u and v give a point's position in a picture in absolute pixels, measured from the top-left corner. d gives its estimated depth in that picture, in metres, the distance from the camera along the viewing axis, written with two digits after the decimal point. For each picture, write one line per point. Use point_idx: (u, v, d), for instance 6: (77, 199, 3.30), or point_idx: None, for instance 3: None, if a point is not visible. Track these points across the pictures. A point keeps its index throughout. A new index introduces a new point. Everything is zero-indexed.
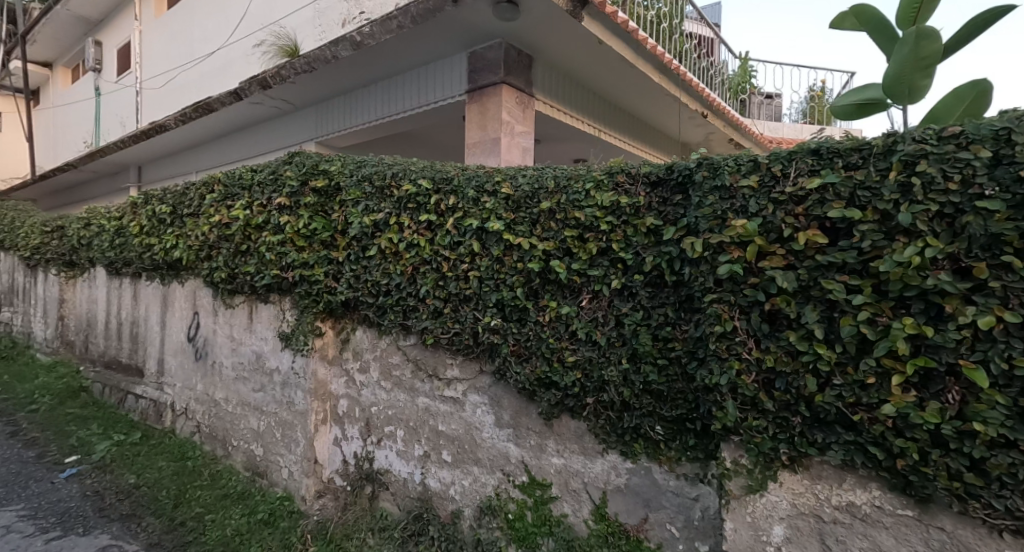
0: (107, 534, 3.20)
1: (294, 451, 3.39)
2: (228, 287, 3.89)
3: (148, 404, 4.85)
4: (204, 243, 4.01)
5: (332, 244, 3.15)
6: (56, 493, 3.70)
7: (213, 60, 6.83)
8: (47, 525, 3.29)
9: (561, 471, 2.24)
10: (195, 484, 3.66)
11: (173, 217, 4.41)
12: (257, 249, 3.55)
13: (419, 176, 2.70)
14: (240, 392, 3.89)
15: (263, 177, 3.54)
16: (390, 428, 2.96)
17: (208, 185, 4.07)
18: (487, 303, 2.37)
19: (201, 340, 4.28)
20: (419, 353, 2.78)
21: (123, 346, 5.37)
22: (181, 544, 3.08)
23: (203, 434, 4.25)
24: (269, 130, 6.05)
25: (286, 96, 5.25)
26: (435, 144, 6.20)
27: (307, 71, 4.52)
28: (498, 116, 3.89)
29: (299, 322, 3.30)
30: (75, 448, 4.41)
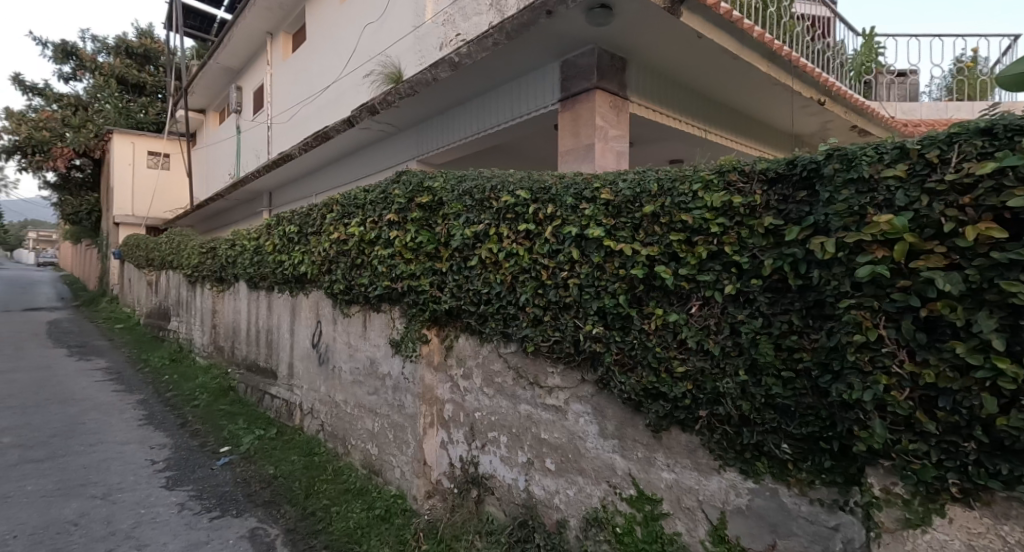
0: (254, 517, 3.64)
1: (406, 452, 3.61)
2: (346, 298, 4.27)
3: (281, 403, 5.47)
4: (325, 258, 4.45)
5: (436, 255, 3.31)
6: (213, 478, 4.29)
7: (329, 93, 7.60)
8: (209, 505, 3.81)
9: (672, 486, 2.12)
10: (321, 478, 4.04)
11: (300, 236, 4.95)
12: (369, 262, 3.85)
13: (517, 187, 2.76)
14: (356, 395, 4.23)
15: (374, 196, 3.85)
16: (494, 433, 3.02)
17: (328, 206, 4.50)
18: (588, 310, 2.34)
19: (323, 345, 4.73)
20: (519, 360, 2.82)
21: (261, 351, 6.11)
22: (313, 531, 3.40)
23: (326, 433, 4.68)
24: (376, 153, 6.58)
25: (391, 120, 5.68)
26: (527, 155, 6.32)
27: (410, 95, 4.85)
28: (592, 121, 3.85)
29: (408, 329, 3.53)
30: (226, 440, 5.10)
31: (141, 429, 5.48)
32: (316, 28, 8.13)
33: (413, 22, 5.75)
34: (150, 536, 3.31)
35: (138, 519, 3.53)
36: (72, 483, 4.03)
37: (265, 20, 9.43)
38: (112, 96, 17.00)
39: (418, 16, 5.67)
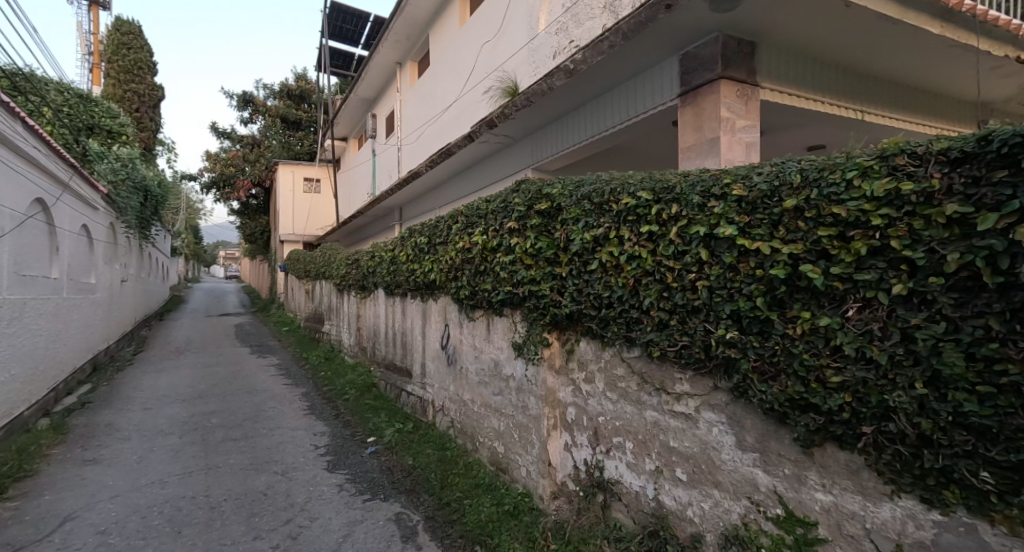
0: (399, 502, 4.03)
1: (531, 452, 3.73)
2: (471, 302, 4.54)
3: (416, 400, 5.98)
4: (452, 266, 4.78)
5: (555, 260, 3.38)
6: (363, 464, 4.84)
7: (451, 112, 8.17)
8: (362, 488, 4.29)
9: (829, 509, 1.91)
10: (453, 472, 4.34)
11: (429, 246, 5.37)
12: (492, 269, 4.05)
13: (638, 188, 2.70)
14: (483, 395, 4.46)
15: (496, 206, 4.04)
16: (619, 439, 2.98)
17: (453, 217, 4.84)
18: (719, 314, 2.22)
19: (451, 347, 5.09)
20: (644, 366, 2.76)
21: (397, 352, 6.75)
22: (449, 521, 3.66)
23: (456, 429, 5.01)
24: (495, 164, 6.91)
25: (508, 132, 5.93)
26: (643, 155, 6.15)
27: (526, 106, 5.03)
28: (716, 114, 3.63)
29: (531, 332, 3.66)
30: (372, 431, 5.72)
31: (306, 417, 6.39)
32: (438, 53, 8.80)
33: (527, 35, 5.95)
34: (318, 510, 3.84)
35: (310, 494, 4.12)
36: (260, 460, 4.84)
37: (396, 52, 10.44)
38: (277, 133, 20.09)
39: (531, 29, 5.85)
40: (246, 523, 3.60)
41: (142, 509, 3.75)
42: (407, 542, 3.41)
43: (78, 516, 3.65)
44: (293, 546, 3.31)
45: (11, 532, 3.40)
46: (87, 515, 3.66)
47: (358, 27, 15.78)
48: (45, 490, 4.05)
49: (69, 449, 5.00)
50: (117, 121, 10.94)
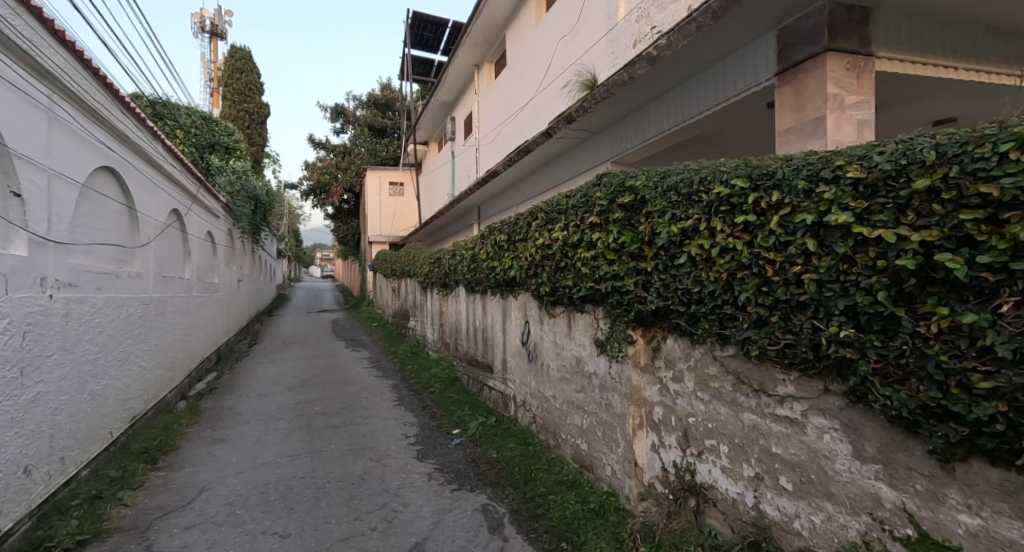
0: (484, 494, 4.12)
1: (616, 451, 3.64)
2: (551, 299, 4.53)
3: (498, 395, 6.09)
4: (532, 263, 4.80)
5: (640, 255, 3.26)
6: (450, 455, 5.02)
7: (528, 110, 8.21)
8: (449, 478, 4.46)
9: (977, 534, 1.66)
10: (536, 467, 4.36)
11: (509, 243, 5.43)
12: (573, 265, 4.01)
13: (733, 175, 2.53)
14: (565, 391, 4.44)
15: (576, 201, 3.99)
16: (712, 442, 2.81)
17: (533, 214, 4.85)
18: (831, 310, 2.02)
19: (532, 343, 5.12)
20: (741, 365, 2.58)
21: (479, 347, 6.92)
22: (534, 515, 3.68)
23: (538, 425, 5.04)
24: (573, 159, 6.84)
25: (586, 126, 5.84)
26: (731, 142, 5.79)
27: (606, 98, 4.92)
28: (821, 91, 3.32)
29: (614, 330, 3.59)
30: (457, 423, 5.92)
31: (396, 408, 6.76)
32: (514, 52, 8.88)
33: (605, 25, 5.82)
34: (411, 496, 4.05)
35: (402, 481, 4.35)
36: (357, 447, 5.20)
37: (473, 55, 10.67)
38: (365, 141, 21.42)
39: (610, 19, 5.71)
40: (347, 504, 3.88)
41: (261, 486, 4.18)
42: (494, 532, 3.48)
43: (211, 488, 4.15)
44: (389, 528, 3.52)
45: (161, 497, 3.95)
46: (218, 487, 4.15)
47: (437, 34, 16.36)
48: (185, 463, 4.66)
49: (202, 428, 5.70)
50: (233, 138, 12.27)
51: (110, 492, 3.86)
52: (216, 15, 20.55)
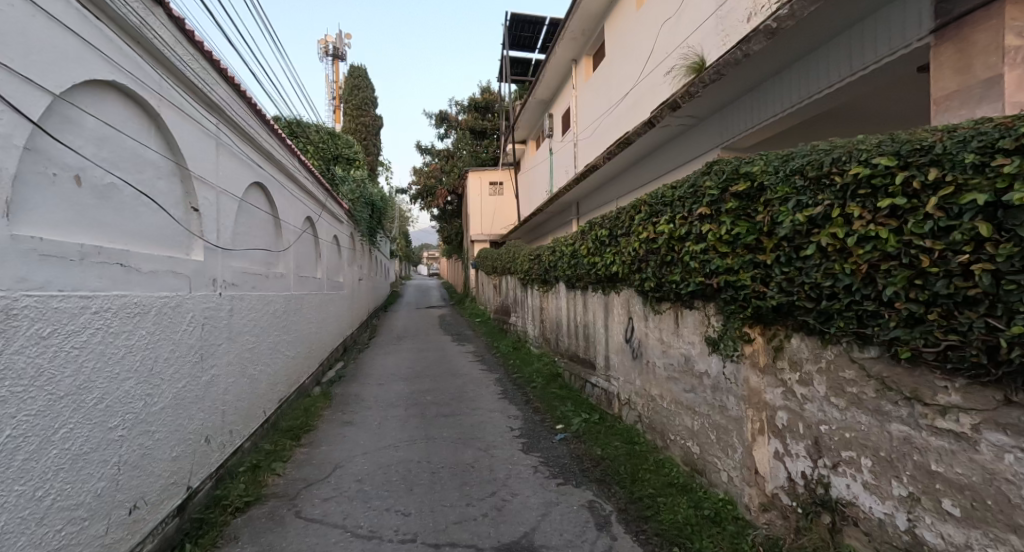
0: (590, 490, 4.10)
1: (733, 457, 3.41)
2: (657, 295, 4.37)
3: (601, 392, 6.02)
4: (635, 257, 4.66)
5: (758, 247, 3.01)
6: (554, 449, 5.07)
7: (628, 100, 7.96)
8: (554, 472, 4.50)
9: None
10: (644, 467, 4.23)
11: (611, 238, 5.32)
12: (681, 259, 3.81)
13: (875, 153, 2.23)
14: (673, 391, 4.25)
15: (683, 191, 3.80)
16: (850, 453, 2.50)
17: (636, 207, 4.71)
18: (1013, 306, 1.71)
19: (636, 341, 4.98)
20: (886, 369, 2.28)
21: (581, 344, 6.88)
22: (642, 516, 3.58)
23: (644, 424, 4.89)
24: (679, 147, 6.50)
25: (692, 113, 5.53)
26: (865, 117, 5.13)
27: (717, 79, 4.60)
28: (995, 45, 2.78)
29: (728, 327, 3.36)
30: (560, 418, 5.95)
31: (501, 401, 6.98)
32: (613, 42, 8.66)
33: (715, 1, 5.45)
34: (518, 487, 4.16)
35: (509, 471, 4.50)
36: (466, 436, 5.46)
37: (571, 50, 10.62)
38: (466, 144, 22.33)
39: None
40: (460, 489, 4.10)
41: (383, 467, 4.58)
42: (602, 530, 3.44)
43: (343, 465, 4.64)
44: (499, 516, 3.66)
45: (304, 470, 4.50)
46: (348, 465, 4.63)
47: (535, 33, 16.55)
48: (321, 442, 5.26)
49: (333, 411, 6.38)
50: (353, 150, 13.54)
51: (266, 463, 4.50)
52: (338, 39, 22.73)
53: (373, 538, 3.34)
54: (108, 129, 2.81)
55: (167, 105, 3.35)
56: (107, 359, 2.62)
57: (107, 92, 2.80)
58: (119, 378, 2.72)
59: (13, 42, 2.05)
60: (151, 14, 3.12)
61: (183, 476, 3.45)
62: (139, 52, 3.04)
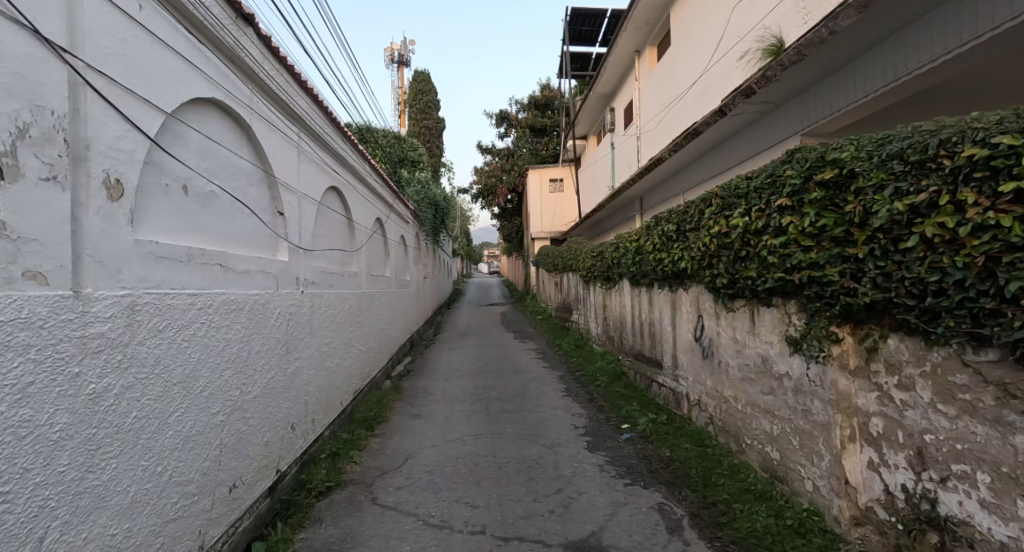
0: (660, 493, 3.99)
1: (820, 465, 3.18)
2: (730, 292, 4.16)
3: (668, 392, 5.83)
4: (705, 253, 4.46)
5: (848, 239, 2.78)
6: (620, 449, 4.99)
7: (696, 88, 7.64)
8: (621, 472, 4.42)
9: None
10: (717, 471, 4.04)
11: (678, 233, 5.13)
12: (757, 254, 3.60)
13: (995, 131, 2.00)
14: (749, 393, 4.03)
15: (760, 182, 3.59)
16: (962, 467, 2.25)
17: (706, 201, 4.52)
18: None
19: (707, 340, 4.78)
20: (1009, 375, 2.03)
21: (646, 343, 6.71)
22: (718, 523, 3.43)
23: (716, 427, 4.68)
24: (753, 135, 6.14)
25: (768, 98, 5.21)
26: (972, 93, 4.62)
27: (798, 61, 4.30)
28: None
29: (813, 326, 3.14)
30: (626, 418, 5.84)
31: (564, 399, 6.95)
32: (680, 29, 8.34)
33: None
34: (584, 485, 4.13)
35: (575, 469, 4.47)
36: (531, 432, 5.49)
37: (634, 41, 10.37)
38: (526, 142, 22.42)
39: None
40: (526, 485, 4.14)
41: (451, 459, 4.71)
42: (674, 534, 3.34)
43: (413, 456, 4.82)
44: (566, 513, 3.65)
45: (378, 460, 4.73)
46: (419, 457, 4.80)
47: (595, 27, 16.32)
48: (393, 433, 5.51)
49: (403, 404, 6.65)
50: (416, 153, 14.01)
51: (344, 451, 4.78)
52: (403, 47, 23.61)
53: (444, 528, 3.45)
54: (209, 142, 3.09)
55: (256, 118, 3.64)
56: (210, 350, 2.89)
57: (208, 108, 3.07)
58: (219, 368, 2.99)
59: (135, 68, 2.31)
60: (243, 34, 3.39)
61: (273, 460, 3.73)
62: (233, 69, 3.32)
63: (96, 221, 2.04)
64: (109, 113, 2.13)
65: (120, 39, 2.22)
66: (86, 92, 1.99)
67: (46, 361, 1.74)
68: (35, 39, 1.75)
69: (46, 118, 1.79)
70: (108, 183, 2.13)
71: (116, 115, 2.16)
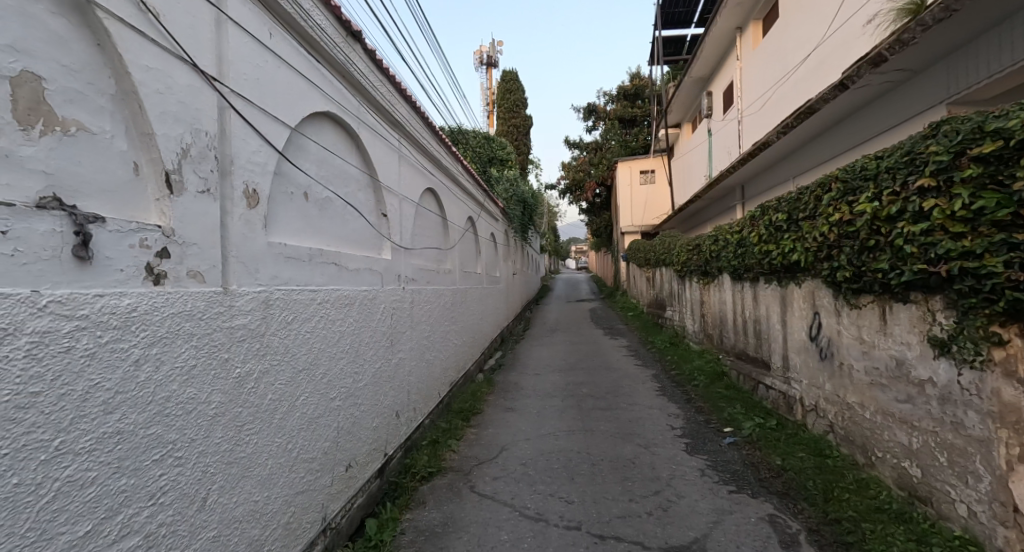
0: (771, 503, 3.70)
1: (976, 487, 2.73)
2: (854, 287, 3.73)
3: (778, 395, 5.37)
4: (823, 243, 4.04)
5: (1016, 223, 2.36)
6: (724, 453, 4.69)
7: (810, 62, 6.93)
8: (726, 478, 4.17)
9: None
10: (840, 485, 3.64)
11: (789, 222, 4.70)
12: (890, 243, 3.18)
13: None
14: (880, 401, 3.58)
15: (895, 161, 3.16)
16: None
17: (824, 185, 4.08)
18: None
19: (825, 339, 4.33)
20: None
21: (751, 341, 6.24)
22: (843, 542, 3.09)
23: (837, 436, 4.21)
24: (882, 109, 5.45)
25: (903, 66, 4.59)
26: None
27: (944, 19, 3.73)
28: None
29: (965, 326, 2.71)
30: (729, 421, 5.47)
31: (659, 398, 6.70)
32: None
33: None
34: (684, 489, 3.95)
35: (673, 472, 4.29)
36: (625, 431, 5.37)
37: (735, 18, 9.70)
38: (615, 134, 21.86)
39: None
40: (622, 484, 4.05)
41: (545, 454, 4.75)
42: (789, 549, 3.08)
43: (508, 448, 4.93)
44: (666, 516, 3.51)
45: (475, 450, 4.91)
46: (513, 449, 4.91)
47: (690, 7, 15.46)
48: (487, 424, 5.69)
49: (496, 397, 6.83)
50: (505, 152, 14.28)
51: (443, 439, 5.04)
52: (492, 48, 24.14)
53: (540, 521, 3.49)
54: (325, 152, 3.40)
55: (364, 127, 3.93)
56: (328, 342, 3.18)
57: (324, 121, 3.38)
58: (336, 357, 3.29)
59: (267, 90, 2.61)
60: (352, 50, 3.68)
61: (381, 444, 4.02)
62: (344, 84, 3.61)
63: (239, 227, 2.34)
64: (247, 132, 2.42)
65: (255, 64, 2.51)
66: (231, 114, 2.28)
67: (204, 347, 2.02)
68: (194, 71, 2.04)
69: (202, 138, 2.08)
70: (248, 194, 2.42)
71: (253, 133, 2.45)
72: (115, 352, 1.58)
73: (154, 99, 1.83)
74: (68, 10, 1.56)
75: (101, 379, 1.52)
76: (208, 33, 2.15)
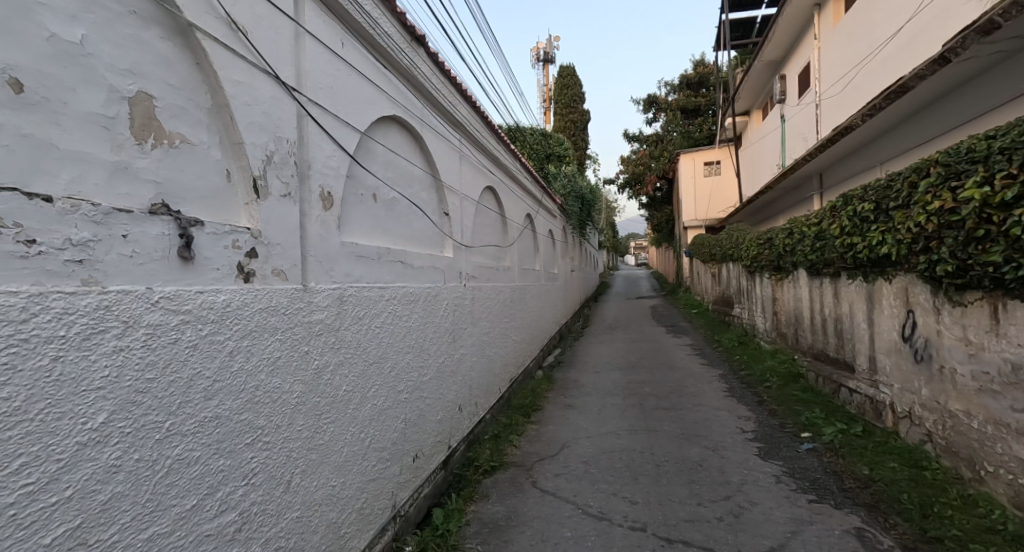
0: (857, 516, 3.42)
1: None
2: (958, 282, 3.36)
3: (864, 399, 4.96)
4: (918, 235, 3.68)
5: None
6: (801, 460, 4.41)
7: (903, 36, 6.32)
8: (805, 486, 3.91)
9: None
10: (940, 500, 3.30)
11: (877, 212, 4.32)
12: (1004, 232, 2.84)
13: None
14: (990, 409, 3.21)
15: (1010, 140, 2.82)
16: None
17: (921, 171, 3.71)
18: None
19: (921, 340, 3.94)
20: None
21: (832, 341, 5.81)
22: None
23: (936, 446, 3.83)
24: (992, 83, 4.89)
25: (1019, 33, 4.08)
26: None
27: None
28: None
29: None
30: (807, 426, 5.13)
31: (728, 399, 6.40)
32: None
33: None
34: (758, 496, 3.75)
35: (745, 477, 4.09)
36: (692, 432, 5.18)
37: None
38: (677, 125, 21.07)
39: None
40: (689, 487, 3.91)
41: (607, 452, 4.69)
42: None
43: (569, 445, 4.91)
44: (738, 523, 3.36)
45: (537, 446, 4.92)
46: (575, 446, 4.88)
47: None
48: (548, 421, 5.69)
49: (556, 394, 6.82)
50: (563, 148, 14.18)
51: (505, 434, 5.11)
52: (548, 44, 24.02)
53: (604, 520, 3.45)
54: (392, 154, 3.53)
55: (427, 129, 4.04)
56: (396, 338, 3.30)
57: (390, 124, 3.51)
58: (404, 352, 3.42)
59: (340, 97, 2.74)
60: (416, 54, 3.79)
61: (445, 437, 4.13)
62: (409, 88, 3.73)
63: (316, 228, 2.48)
64: (323, 138, 2.56)
65: (329, 73, 2.65)
66: (309, 122, 2.42)
67: (287, 340, 2.16)
68: (277, 83, 2.19)
69: (283, 145, 2.23)
70: (323, 196, 2.56)
71: (327, 139, 2.59)
72: (213, 343, 1.73)
73: (243, 111, 1.99)
74: (173, 34, 1.72)
75: (202, 367, 1.67)
76: (288, 48, 2.30)
